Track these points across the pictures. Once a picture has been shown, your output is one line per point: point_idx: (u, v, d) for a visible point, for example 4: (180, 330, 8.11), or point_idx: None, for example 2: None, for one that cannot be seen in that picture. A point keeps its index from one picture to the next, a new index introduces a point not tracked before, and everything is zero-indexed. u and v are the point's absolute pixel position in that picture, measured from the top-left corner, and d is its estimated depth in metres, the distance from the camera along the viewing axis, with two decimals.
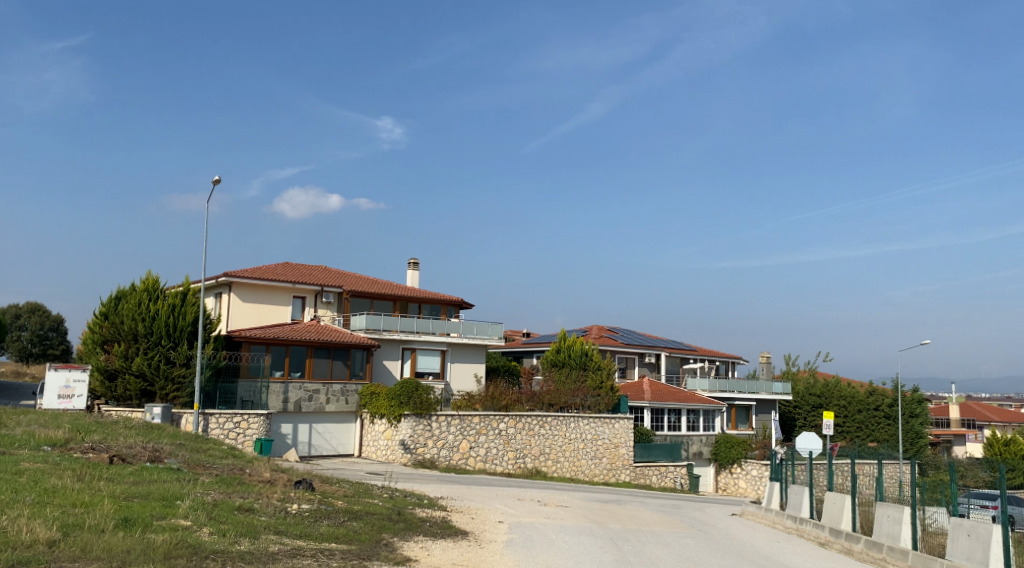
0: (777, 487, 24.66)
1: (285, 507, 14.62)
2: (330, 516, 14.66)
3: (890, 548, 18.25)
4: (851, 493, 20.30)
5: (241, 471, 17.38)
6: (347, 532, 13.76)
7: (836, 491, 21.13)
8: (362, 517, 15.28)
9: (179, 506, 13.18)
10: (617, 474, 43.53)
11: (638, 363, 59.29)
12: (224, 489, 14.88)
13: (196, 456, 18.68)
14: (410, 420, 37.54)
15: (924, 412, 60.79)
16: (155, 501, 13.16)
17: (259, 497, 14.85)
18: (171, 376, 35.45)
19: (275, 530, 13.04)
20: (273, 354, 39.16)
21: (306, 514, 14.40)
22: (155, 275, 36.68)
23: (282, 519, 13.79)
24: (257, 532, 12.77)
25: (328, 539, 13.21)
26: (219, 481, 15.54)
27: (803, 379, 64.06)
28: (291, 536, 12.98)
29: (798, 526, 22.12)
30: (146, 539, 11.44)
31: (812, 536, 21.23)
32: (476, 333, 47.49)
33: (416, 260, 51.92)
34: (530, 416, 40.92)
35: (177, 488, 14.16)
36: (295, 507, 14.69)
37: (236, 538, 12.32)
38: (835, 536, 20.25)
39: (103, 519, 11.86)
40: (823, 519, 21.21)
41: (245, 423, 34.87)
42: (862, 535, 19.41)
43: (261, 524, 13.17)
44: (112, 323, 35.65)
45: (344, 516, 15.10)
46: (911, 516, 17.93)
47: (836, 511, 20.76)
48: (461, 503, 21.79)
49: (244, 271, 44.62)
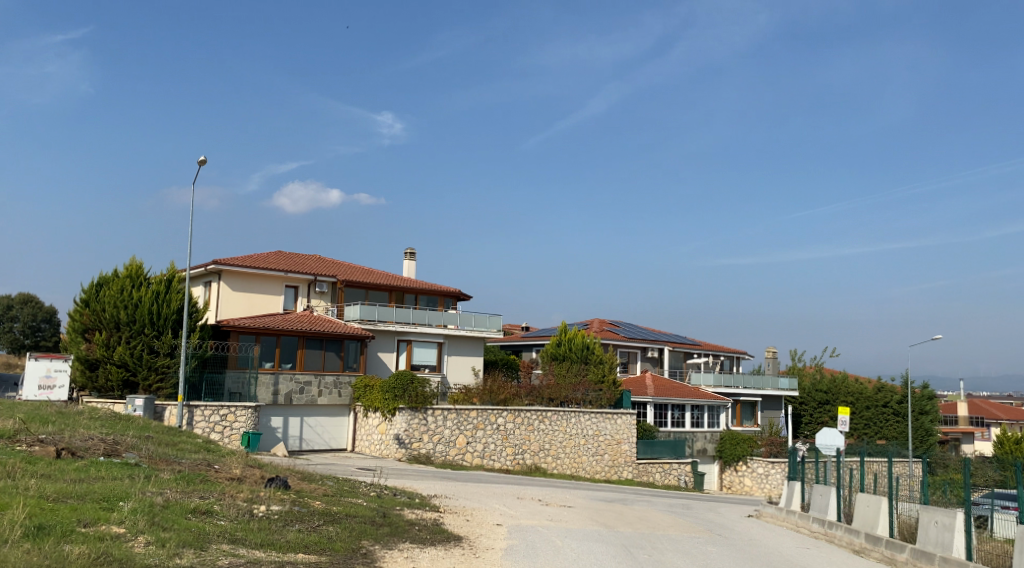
0: (797, 487, 23.31)
1: (251, 508, 13.05)
2: (303, 520, 13.09)
3: (944, 559, 16.47)
4: (888, 495, 18.76)
5: (210, 467, 15.78)
6: (318, 539, 12.19)
7: (870, 494, 19.56)
8: (341, 521, 13.68)
9: (118, 509, 11.62)
10: (619, 471, 41.97)
11: (640, 357, 57.68)
12: (181, 488, 13.28)
13: (162, 449, 17.04)
14: (405, 413, 36.03)
15: (934, 409, 59.31)
16: (89, 504, 11.61)
17: (222, 497, 13.25)
18: (155, 366, 33.89)
19: (229, 538, 11.48)
20: (262, 345, 37.47)
21: (275, 517, 12.84)
22: (139, 262, 35.19)
23: (244, 523, 12.25)
24: (207, 541, 11.20)
25: (296, 548, 11.66)
26: (180, 478, 13.89)
27: (809, 375, 62.62)
28: (249, 545, 11.43)
29: (826, 531, 20.55)
30: (58, 553, 9.84)
31: (845, 541, 19.58)
32: (474, 325, 45.84)
33: (412, 250, 50.43)
34: (529, 411, 39.36)
35: (123, 487, 12.59)
36: (262, 510, 13.13)
37: (178, 549, 10.75)
38: (873, 544, 18.60)
39: (10, 527, 10.25)
40: (857, 523, 19.57)
41: (231, 416, 33.39)
42: (907, 543, 17.69)
43: (214, 531, 11.61)
44: (93, 310, 34.07)
45: (320, 519, 13.53)
46: (966, 523, 16.22)
47: (871, 515, 19.15)
48: (455, 503, 20.22)
49: (234, 259, 42.99)
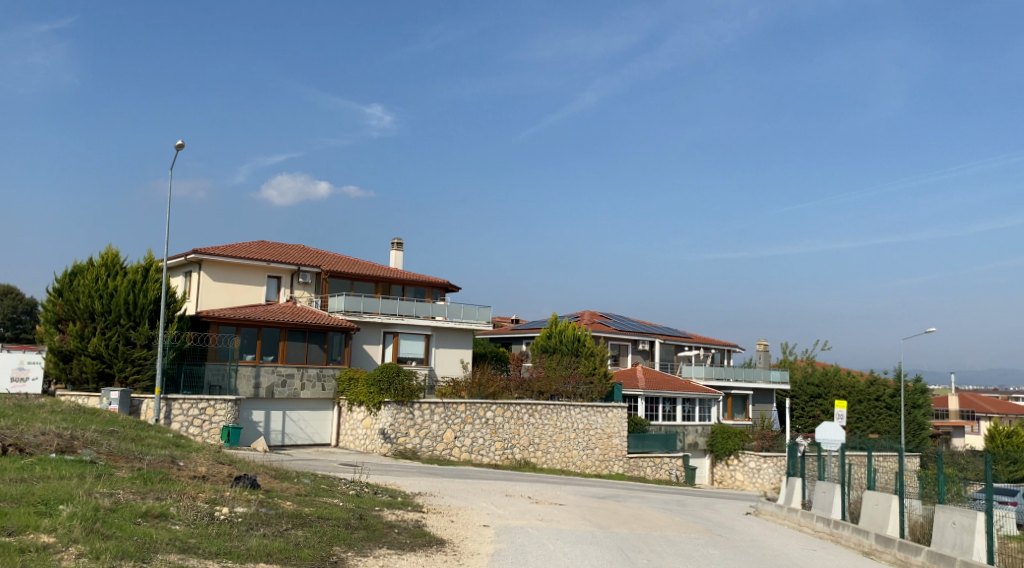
0: (798, 484, 22.46)
1: (210, 511, 12.11)
2: (269, 524, 12.14)
3: (963, 563, 15.47)
4: (898, 494, 17.92)
5: (175, 464, 14.78)
6: (283, 545, 11.25)
7: (877, 491, 18.74)
8: (312, 524, 12.70)
9: (54, 515, 10.65)
10: (609, 465, 41.18)
11: (631, 350, 56.88)
12: (135, 488, 12.33)
13: (126, 445, 16.04)
14: (390, 407, 35.07)
15: (926, 402, 58.78)
16: (23, 508, 10.67)
17: (180, 498, 12.30)
18: (131, 357, 32.80)
19: (179, 547, 10.54)
20: (243, 337, 36.47)
21: (238, 521, 11.90)
22: (115, 250, 34.12)
23: (200, 528, 11.33)
24: (151, 551, 10.25)
25: (256, 558, 10.74)
26: (136, 477, 12.92)
27: (800, 368, 62.01)
28: (201, 555, 10.49)
29: (832, 531, 19.68)
30: None
31: (852, 542, 18.73)
32: (463, 317, 44.86)
33: (399, 241, 49.50)
34: (519, 404, 38.46)
35: (67, 488, 11.63)
36: (223, 512, 12.18)
37: (116, 563, 9.77)
38: (884, 545, 17.69)
39: None
40: (864, 524, 18.72)
41: (211, 410, 32.51)
42: (922, 546, 16.71)
43: (161, 538, 10.67)
44: (66, 300, 33.04)
45: (289, 522, 12.55)
46: (987, 524, 15.28)
47: (880, 514, 18.31)
48: (439, 501, 19.28)
49: (215, 248, 41.88)
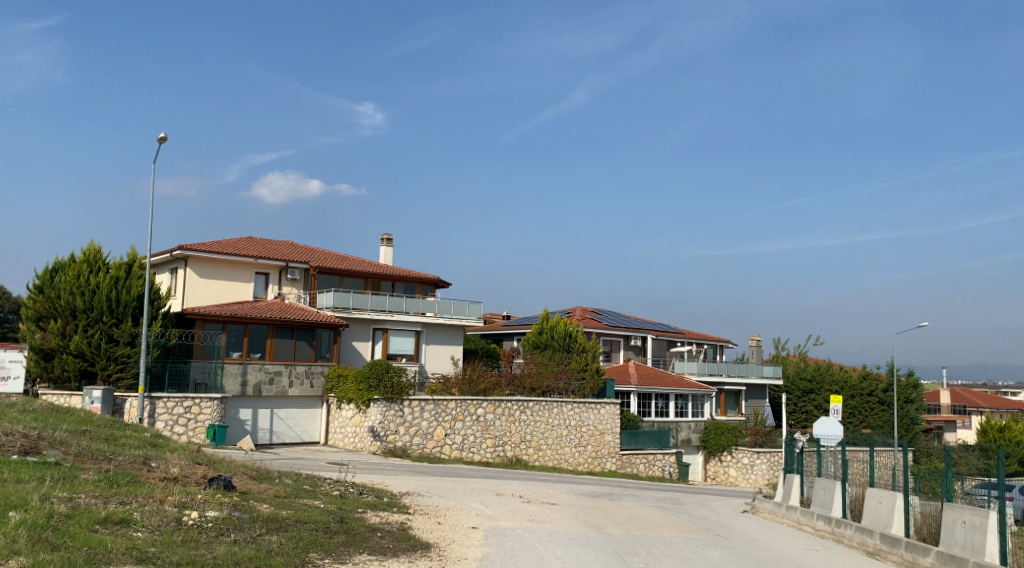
0: (796, 481, 21.98)
1: (178, 515, 11.55)
2: (241, 529, 11.59)
3: (976, 564, 14.85)
4: (903, 492, 17.36)
5: (146, 465, 14.18)
6: (253, 553, 10.69)
7: (880, 488, 18.23)
8: (288, 529, 12.14)
9: (5, 523, 10.06)
10: (603, 462, 40.65)
11: (623, 346, 56.37)
12: (98, 492, 11.77)
13: (97, 445, 15.44)
14: (380, 404, 34.51)
15: (920, 397, 58.42)
16: None
17: (146, 502, 11.75)
18: (114, 355, 32.15)
19: (137, 558, 9.95)
20: (229, 334, 35.78)
21: (207, 526, 11.37)
22: (97, 246, 33.51)
23: (164, 534, 10.79)
24: (106, 562, 9.66)
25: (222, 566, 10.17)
26: (102, 479, 12.35)
27: (793, 363, 61.67)
28: (161, 565, 9.91)
29: (834, 529, 19.20)
30: None
31: (856, 541, 18.21)
32: (453, 313, 44.24)
33: (388, 236, 48.89)
34: (510, 401, 37.90)
35: (22, 493, 11.03)
36: (192, 517, 11.62)
37: None
38: (890, 546, 17.16)
39: None
40: (868, 522, 18.22)
41: (196, 409, 31.96)
42: (932, 547, 16.10)
43: (118, 547, 10.09)
44: (47, 297, 32.45)
45: (263, 527, 11.97)
46: (999, 523, 14.65)
47: (884, 512, 17.81)
48: (427, 501, 18.70)
49: (201, 244, 41.17)
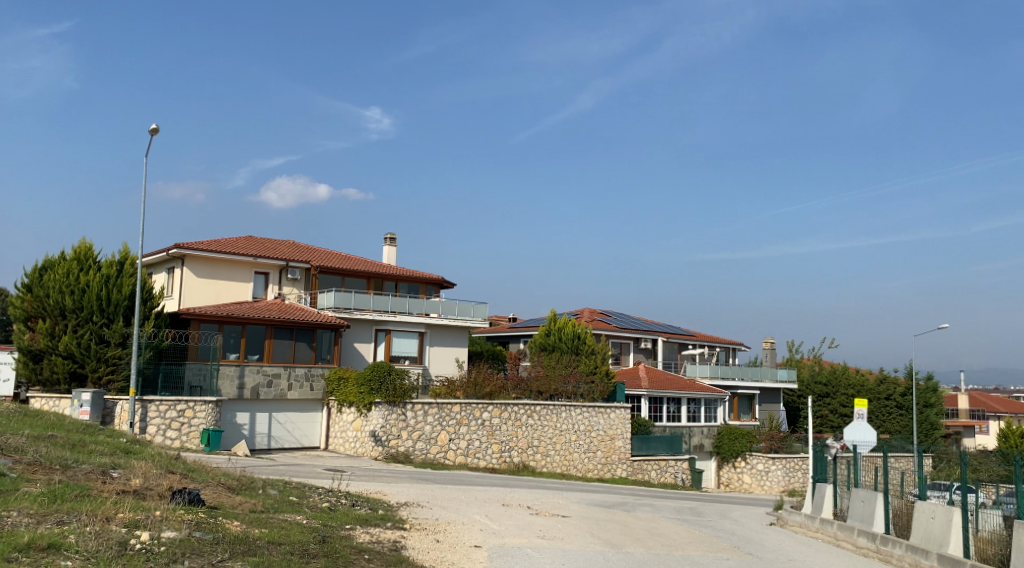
0: (828, 491, 20.60)
1: (124, 537, 10.29)
2: (199, 554, 10.30)
3: None
4: (961, 508, 15.85)
5: (105, 475, 12.84)
6: None
7: (931, 503, 16.73)
8: (257, 551, 10.80)
9: None
10: (612, 469, 39.21)
11: (633, 348, 54.88)
12: (34, 509, 10.52)
13: (60, 452, 14.09)
14: (381, 408, 33.13)
15: (938, 401, 56.92)
16: None
17: (89, 521, 10.49)
18: (104, 357, 30.80)
19: None
20: (226, 334, 34.44)
21: (156, 551, 10.07)
22: (88, 243, 32.32)
23: (99, 562, 9.50)
24: None
25: None
26: (44, 494, 11.09)
27: (807, 366, 60.13)
28: None
29: (878, 547, 17.75)
30: None
31: (908, 561, 16.73)
32: (458, 313, 42.88)
33: (392, 237, 47.54)
34: (516, 405, 36.51)
35: None
36: (140, 538, 10.32)
37: None
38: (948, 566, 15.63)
39: None
40: (919, 540, 16.74)
41: (189, 412, 30.69)
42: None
43: None
44: (35, 297, 31.17)
45: (227, 550, 10.66)
46: None
47: (938, 529, 16.29)
48: (426, 514, 17.32)
49: (198, 243, 39.88)
